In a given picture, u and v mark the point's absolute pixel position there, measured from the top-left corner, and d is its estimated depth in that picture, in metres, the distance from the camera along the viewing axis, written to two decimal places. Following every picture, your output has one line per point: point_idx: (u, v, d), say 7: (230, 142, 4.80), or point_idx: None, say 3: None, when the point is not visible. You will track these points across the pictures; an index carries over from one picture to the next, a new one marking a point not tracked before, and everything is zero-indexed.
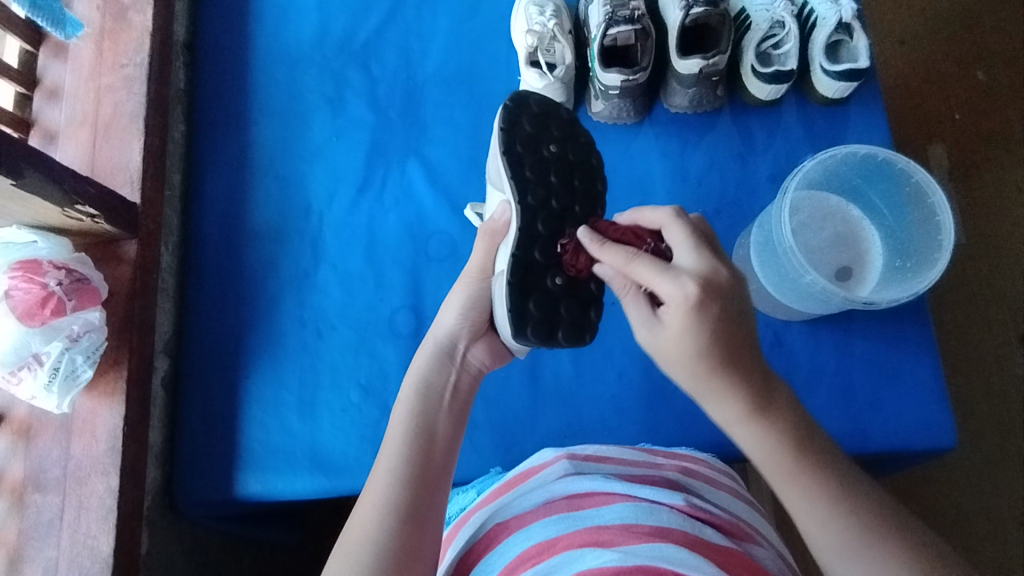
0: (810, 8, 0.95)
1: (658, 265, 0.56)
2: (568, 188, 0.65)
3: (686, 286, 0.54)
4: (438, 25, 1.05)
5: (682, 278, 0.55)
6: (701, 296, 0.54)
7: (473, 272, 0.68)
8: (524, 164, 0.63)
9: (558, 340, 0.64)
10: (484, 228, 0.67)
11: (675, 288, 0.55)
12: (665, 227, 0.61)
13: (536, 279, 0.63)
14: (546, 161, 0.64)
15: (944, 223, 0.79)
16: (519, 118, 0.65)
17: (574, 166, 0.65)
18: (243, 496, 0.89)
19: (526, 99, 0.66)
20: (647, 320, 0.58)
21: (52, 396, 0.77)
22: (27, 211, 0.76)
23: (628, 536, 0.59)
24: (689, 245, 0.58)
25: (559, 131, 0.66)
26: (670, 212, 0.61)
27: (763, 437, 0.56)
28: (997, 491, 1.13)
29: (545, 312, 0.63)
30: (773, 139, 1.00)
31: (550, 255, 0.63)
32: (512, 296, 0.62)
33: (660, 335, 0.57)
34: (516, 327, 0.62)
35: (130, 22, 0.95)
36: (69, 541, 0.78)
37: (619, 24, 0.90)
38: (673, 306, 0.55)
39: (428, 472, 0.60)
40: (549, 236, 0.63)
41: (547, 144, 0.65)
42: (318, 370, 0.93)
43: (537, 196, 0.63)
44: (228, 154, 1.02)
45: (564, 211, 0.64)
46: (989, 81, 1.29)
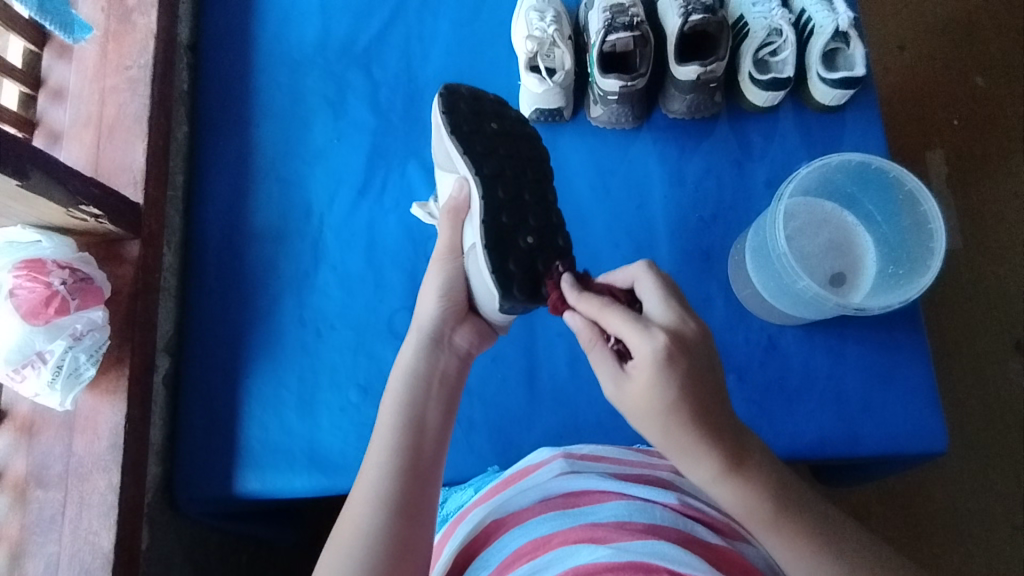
0: (808, 17, 0.97)
1: (628, 317, 0.56)
2: (519, 157, 0.65)
3: (654, 343, 0.54)
4: (439, 29, 1.06)
5: (650, 335, 0.55)
6: (670, 349, 0.54)
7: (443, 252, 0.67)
8: (473, 141, 0.64)
9: (544, 294, 0.63)
10: (445, 213, 0.67)
11: (646, 340, 0.55)
12: (637, 281, 0.62)
13: (511, 241, 0.62)
14: (491, 136, 0.65)
15: (936, 230, 0.81)
16: (456, 103, 0.66)
17: (517, 138, 0.66)
18: (243, 493, 0.90)
19: (458, 87, 0.68)
20: (612, 377, 0.57)
21: (55, 393, 0.78)
22: (31, 212, 0.77)
23: (622, 533, 0.60)
24: (659, 296, 0.59)
25: (494, 109, 0.68)
26: (642, 266, 0.62)
27: (731, 495, 0.57)
28: (989, 497, 1.15)
29: (526, 269, 0.62)
30: (770, 145, 1.01)
31: (515, 217, 0.63)
32: (489, 257, 0.61)
33: (624, 394, 0.57)
34: (502, 287, 0.61)
35: (135, 24, 0.96)
36: (70, 537, 0.79)
37: (618, 30, 0.91)
38: (640, 362, 0.55)
39: (423, 467, 0.61)
40: (511, 201, 0.63)
41: (487, 122, 0.66)
42: (317, 370, 0.94)
43: (491, 166, 0.63)
44: (231, 155, 1.03)
45: (519, 180, 0.64)
46: (987, 88, 1.30)
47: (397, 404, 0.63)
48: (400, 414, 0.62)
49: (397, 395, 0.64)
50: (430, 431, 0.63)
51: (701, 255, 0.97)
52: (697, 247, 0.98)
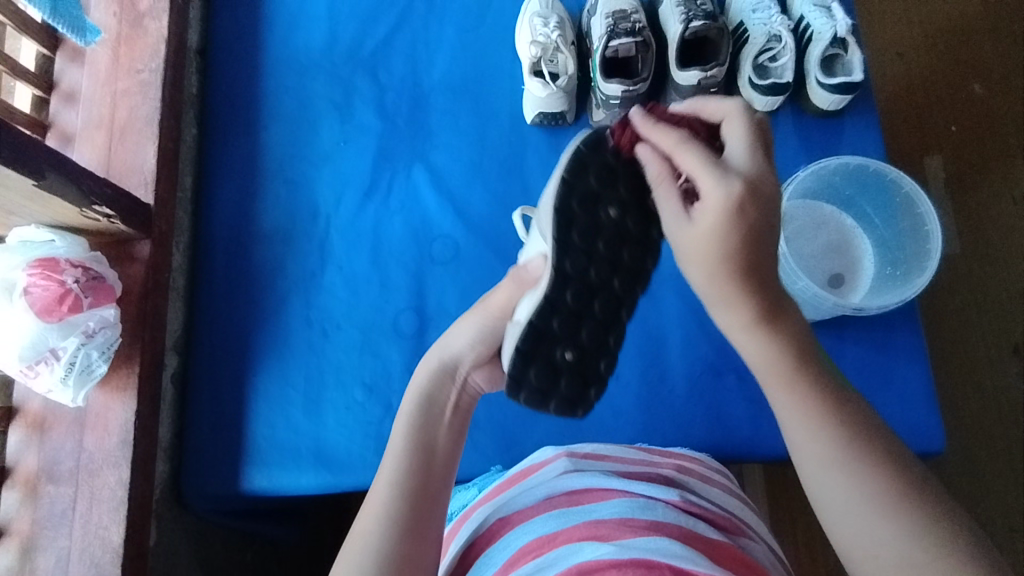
0: (807, 23, 0.98)
1: (704, 157, 0.52)
2: (614, 262, 0.57)
3: (729, 187, 0.50)
4: (444, 35, 1.08)
5: (726, 179, 0.50)
6: (743, 199, 0.50)
7: (493, 311, 0.63)
8: (574, 222, 0.56)
9: (549, 410, 0.58)
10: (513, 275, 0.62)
11: (720, 185, 0.50)
12: (727, 120, 0.56)
13: (547, 352, 0.57)
14: (599, 223, 0.56)
15: (932, 231, 0.83)
16: (585, 165, 0.56)
17: (629, 237, 0.58)
18: (249, 491, 0.91)
19: (604, 137, 0.57)
20: (676, 215, 0.53)
21: (68, 390, 0.80)
22: (45, 211, 0.79)
23: (625, 530, 0.61)
24: (745, 145, 0.53)
25: (625, 186, 0.57)
26: (735, 105, 0.56)
27: (761, 350, 0.54)
28: (989, 497, 1.16)
29: (545, 385, 0.57)
30: (769, 149, 1.02)
31: (568, 327, 0.57)
32: (514, 359, 0.56)
33: (687, 231, 0.52)
34: (510, 389, 0.57)
35: (146, 28, 0.98)
36: (81, 531, 0.80)
37: (620, 36, 0.94)
38: (705, 204, 0.51)
39: (430, 481, 0.62)
40: (576, 306, 0.57)
41: (605, 207, 0.57)
42: (323, 369, 0.95)
43: (575, 263, 0.56)
44: (239, 158, 1.05)
45: (601, 283, 0.57)
46: (985, 94, 1.32)
47: (411, 420, 0.65)
48: (413, 431, 0.64)
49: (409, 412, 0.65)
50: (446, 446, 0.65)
51: None
52: None
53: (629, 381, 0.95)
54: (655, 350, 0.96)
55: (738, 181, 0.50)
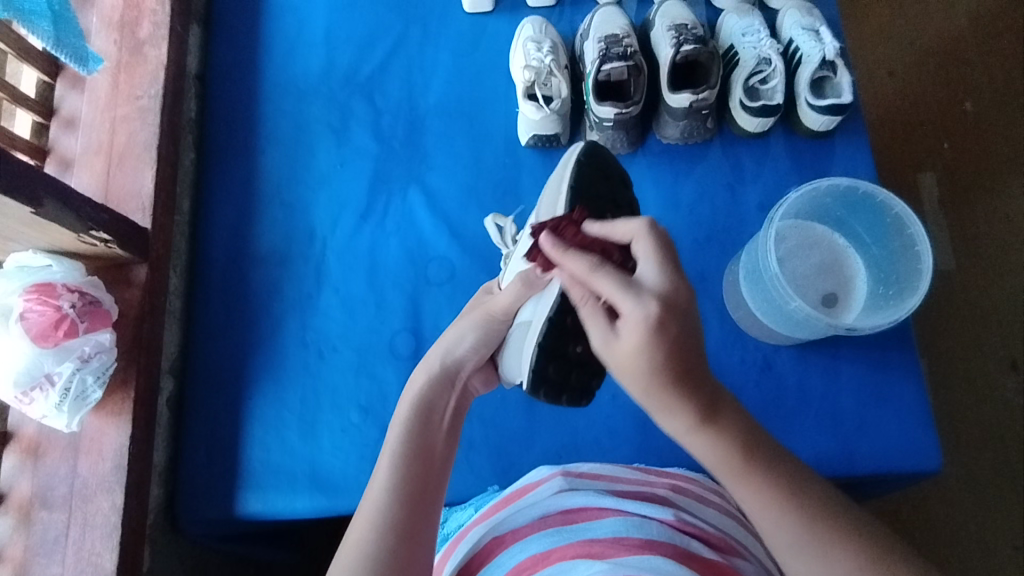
0: (796, 46, 1.00)
1: (619, 281, 0.52)
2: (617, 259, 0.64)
3: (644, 307, 0.50)
4: (439, 59, 1.09)
5: (641, 298, 0.51)
6: (660, 315, 0.50)
7: (497, 313, 0.67)
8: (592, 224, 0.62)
9: (561, 400, 0.68)
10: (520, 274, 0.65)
11: (638, 306, 0.51)
12: (636, 239, 0.56)
13: (565, 349, 0.65)
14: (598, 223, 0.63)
15: (923, 252, 0.83)
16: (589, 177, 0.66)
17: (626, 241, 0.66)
18: (244, 514, 0.91)
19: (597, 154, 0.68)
20: (602, 333, 0.53)
21: (62, 415, 0.79)
22: (43, 237, 0.79)
23: (618, 548, 0.61)
24: (653, 261, 0.53)
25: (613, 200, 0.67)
26: (642, 222, 0.56)
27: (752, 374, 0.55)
28: (989, 516, 1.15)
29: (560, 373, 0.66)
30: (762, 168, 1.03)
31: (580, 324, 0.64)
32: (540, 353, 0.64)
33: (614, 349, 0.52)
34: (534, 383, 0.66)
35: (146, 56, 0.99)
36: (74, 558, 0.80)
37: (612, 60, 0.94)
38: (627, 324, 0.51)
39: (429, 487, 0.61)
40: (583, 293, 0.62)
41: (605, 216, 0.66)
42: (318, 391, 0.95)
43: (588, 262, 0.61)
44: (236, 181, 1.06)
45: None
46: (976, 112, 1.33)
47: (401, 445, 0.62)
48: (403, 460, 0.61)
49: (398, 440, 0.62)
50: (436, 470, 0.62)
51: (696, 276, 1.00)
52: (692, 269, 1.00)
53: (625, 401, 0.95)
54: None
55: (651, 303, 0.50)
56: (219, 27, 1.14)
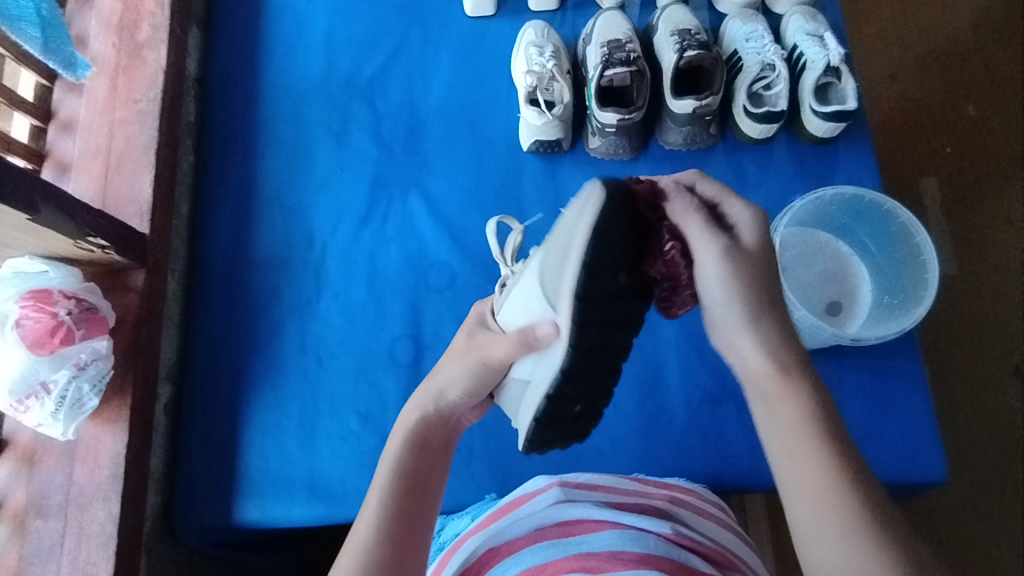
0: (799, 52, 1.00)
1: (722, 185, 0.56)
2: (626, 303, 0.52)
3: (753, 211, 0.55)
4: (441, 63, 1.09)
5: (747, 204, 0.55)
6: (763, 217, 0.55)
7: (492, 361, 0.61)
8: (595, 300, 0.51)
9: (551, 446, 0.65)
10: (514, 333, 0.58)
11: (748, 209, 0.55)
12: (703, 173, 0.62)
13: (560, 410, 0.59)
14: (613, 291, 0.51)
15: (929, 261, 0.82)
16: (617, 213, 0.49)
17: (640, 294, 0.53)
18: (242, 523, 0.90)
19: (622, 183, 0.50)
20: (716, 240, 0.53)
21: (58, 423, 0.79)
22: (39, 243, 0.78)
23: (615, 563, 0.61)
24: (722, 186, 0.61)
25: (632, 248, 0.51)
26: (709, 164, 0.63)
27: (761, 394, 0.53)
28: (992, 525, 1.14)
29: (557, 430, 0.62)
30: (765, 175, 1.03)
31: (579, 388, 0.57)
32: (533, 426, 0.59)
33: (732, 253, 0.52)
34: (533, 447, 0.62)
35: (145, 59, 0.98)
36: (69, 567, 0.79)
37: (615, 65, 0.94)
38: (743, 226, 0.54)
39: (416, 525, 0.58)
40: (584, 371, 0.56)
41: (618, 269, 0.51)
42: (317, 398, 0.95)
43: (588, 337, 0.53)
44: (235, 185, 1.05)
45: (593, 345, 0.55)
46: (978, 116, 1.33)
47: (381, 511, 0.57)
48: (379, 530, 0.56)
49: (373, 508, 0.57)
50: (421, 542, 0.58)
51: None
52: None
53: (626, 410, 0.94)
54: (653, 379, 0.95)
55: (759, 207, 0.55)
56: (219, 30, 1.13)
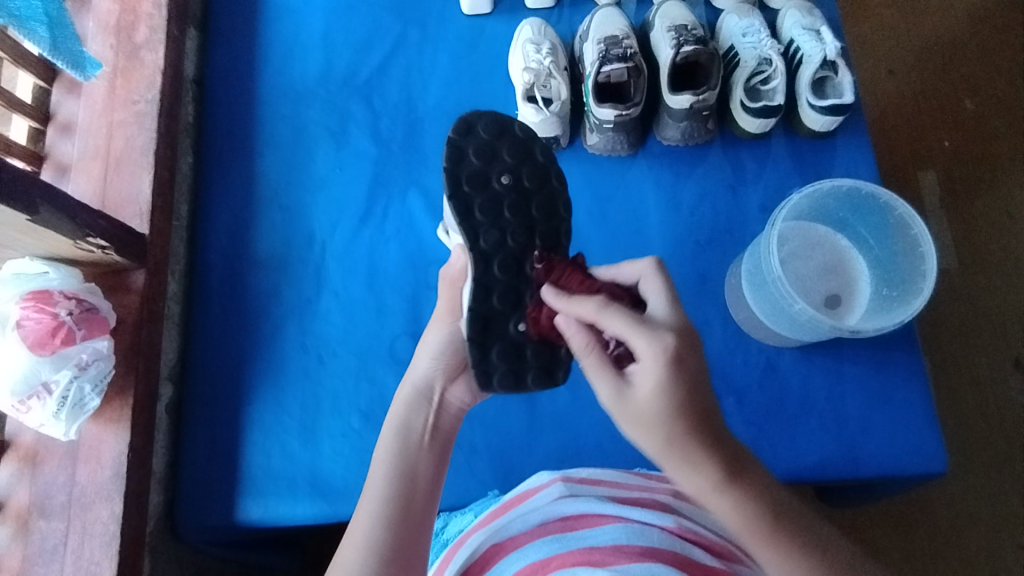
0: (796, 46, 1.00)
1: (630, 319, 0.55)
2: (524, 221, 0.64)
3: (660, 341, 0.53)
4: (438, 61, 1.09)
5: (654, 334, 0.53)
6: (676, 349, 0.53)
7: (442, 315, 0.68)
8: (472, 204, 0.63)
9: (528, 384, 0.64)
10: (444, 275, 0.68)
11: (651, 344, 0.53)
12: (642, 279, 0.61)
13: (498, 328, 0.63)
14: (498, 195, 0.63)
15: (927, 253, 0.82)
16: (463, 149, 0.64)
17: (527, 197, 0.64)
18: (245, 522, 0.90)
19: (473, 123, 0.65)
20: (609, 388, 0.55)
21: (60, 423, 0.79)
22: (39, 244, 0.78)
23: (619, 556, 0.61)
24: (664, 297, 0.58)
25: (510, 155, 0.65)
26: (648, 264, 0.62)
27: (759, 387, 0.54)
28: (993, 516, 1.15)
29: (509, 359, 0.63)
30: (763, 169, 1.03)
31: (508, 302, 0.63)
32: (471, 347, 0.63)
33: (631, 400, 0.54)
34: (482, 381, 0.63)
35: (143, 60, 0.99)
36: (72, 567, 0.79)
37: (612, 61, 0.94)
38: (645, 361, 0.53)
39: (415, 515, 0.59)
40: (507, 282, 0.63)
41: (499, 173, 0.64)
42: (319, 397, 0.95)
43: (489, 239, 0.63)
44: (234, 185, 1.05)
45: (520, 256, 0.64)
46: (977, 110, 1.33)
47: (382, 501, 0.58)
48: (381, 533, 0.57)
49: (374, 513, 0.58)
50: (423, 532, 0.59)
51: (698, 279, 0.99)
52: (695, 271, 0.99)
53: None
54: None
55: (664, 344, 0.53)
56: (216, 31, 1.13)
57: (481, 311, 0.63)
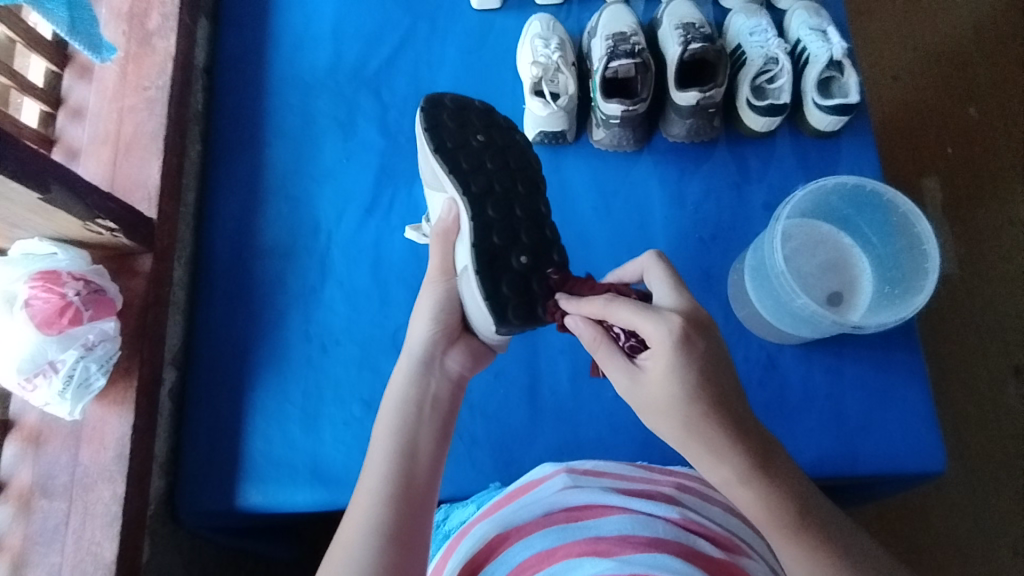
0: (803, 47, 1.00)
1: (637, 307, 0.56)
2: (507, 170, 0.67)
3: (665, 327, 0.54)
4: (447, 54, 1.10)
5: (659, 322, 0.55)
6: (684, 330, 0.54)
7: (435, 273, 0.68)
8: (458, 157, 0.66)
9: (540, 316, 0.64)
10: (436, 232, 0.68)
11: (660, 326, 0.55)
12: (647, 270, 0.62)
13: (504, 263, 0.64)
14: (477, 150, 0.67)
15: (930, 251, 0.82)
16: (439, 116, 0.68)
17: (505, 149, 0.68)
18: (246, 507, 0.90)
19: (441, 99, 0.70)
20: (625, 375, 0.58)
21: (65, 402, 0.79)
22: (49, 224, 0.79)
23: (625, 546, 0.60)
24: (667, 284, 0.60)
25: (480, 120, 0.69)
26: (650, 255, 0.63)
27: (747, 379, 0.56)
28: (991, 519, 1.15)
29: (519, 292, 0.63)
30: (767, 168, 1.03)
31: (507, 238, 0.64)
32: (481, 282, 0.62)
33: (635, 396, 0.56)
34: (496, 313, 0.63)
35: (154, 47, 0.99)
36: (74, 547, 0.79)
37: (620, 57, 0.95)
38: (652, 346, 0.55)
39: (422, 502, 0.58)
40: (502, 220, 0.65)
41: (473, 134, 0.68)
42: (321, 384, 0.95)
43: (478, 185, 0.65)
44: (241, 174, 1.06)
45: (508, 193, 0.66)
46: (980, 117, 1.33)
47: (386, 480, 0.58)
48: (391, 519, 0.56)
49: (379, 492, 0.57)
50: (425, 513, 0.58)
51: (701, 275, 0.99)
52: (697, 267, 1.00)
53: (628, 399, 0.94)
54: None
55: (672, 322, 0.54)
56: (227, 21, 1.14)
57: (490, 254, 0.63)
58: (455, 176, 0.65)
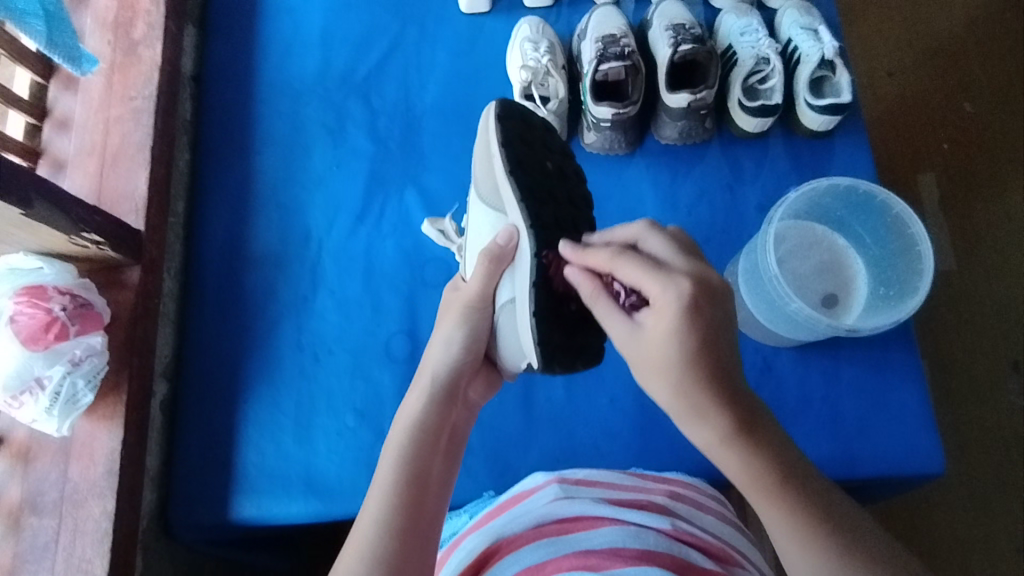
0: (795, 46, 0.99)
1: (644, 268, 0.55)
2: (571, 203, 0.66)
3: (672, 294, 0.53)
4: (436, 59, 1.09)
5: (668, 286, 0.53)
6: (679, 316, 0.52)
7: (475, 301, 0.66)
8: (529, 181, 0.64)
9: (577, 365, 0.65)
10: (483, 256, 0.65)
11: (668, 288, 0.54)
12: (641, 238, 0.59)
13: (557, 309, 0.63)
14: (548, 178, 0.66)
15: (924, 252, 0.82)
16: (515, 132, 0.66)
17: (571, 181, 0.67)
18: (238, 520, 0.90)
19: (514, 109, 0.68)
20: (624, 327, 0.56)
21: (52, 419, 0.78)
22: (34, 238, 0.78)
23: (615, 560, 0.59)
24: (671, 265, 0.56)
25: (549, 145, 0.68)
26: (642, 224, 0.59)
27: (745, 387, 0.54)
28: (991, 518, 1.14)
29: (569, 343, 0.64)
30: (761, 170, 1.03)
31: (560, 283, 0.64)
32: (536, 326, 0.62)
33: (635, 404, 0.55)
34: (545, 360, 0.63)
35: (140, 56, 0.98)
36: (63, 564, 0.79)
37: (609, 60, 0.94)
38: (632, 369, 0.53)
39: (405, 519, 0.57)
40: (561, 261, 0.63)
41: (544, 159, 0.67)
42: (313, 395, 0.94)
43: (547, 217, 0.64)
44: (231, 183, 1.05)
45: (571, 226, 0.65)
46: (975, 112, 1.33)
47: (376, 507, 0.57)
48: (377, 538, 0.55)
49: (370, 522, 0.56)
50: (415, 540, 0.57)
51: None
52: None
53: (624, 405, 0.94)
54: None
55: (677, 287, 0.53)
56: (214, 28, 1.13)
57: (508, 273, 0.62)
58: (525, 204, 0.63)
